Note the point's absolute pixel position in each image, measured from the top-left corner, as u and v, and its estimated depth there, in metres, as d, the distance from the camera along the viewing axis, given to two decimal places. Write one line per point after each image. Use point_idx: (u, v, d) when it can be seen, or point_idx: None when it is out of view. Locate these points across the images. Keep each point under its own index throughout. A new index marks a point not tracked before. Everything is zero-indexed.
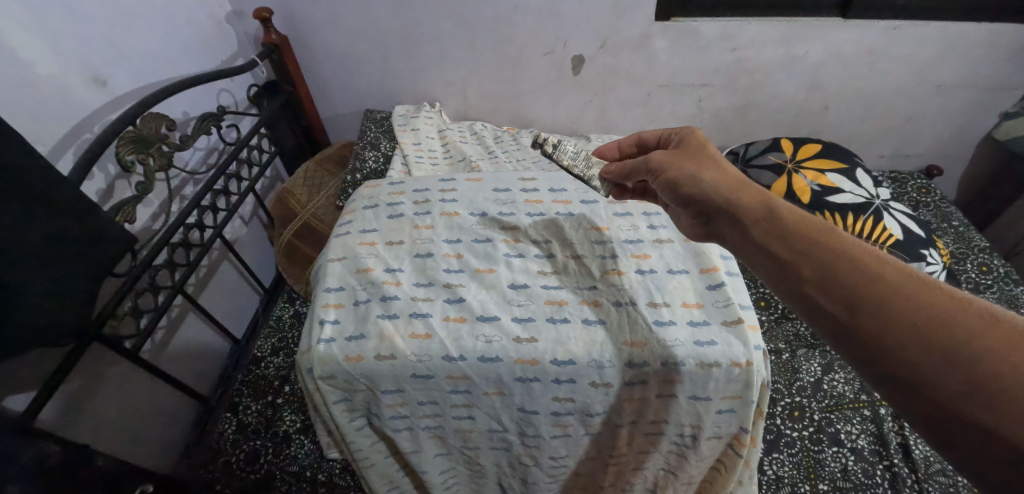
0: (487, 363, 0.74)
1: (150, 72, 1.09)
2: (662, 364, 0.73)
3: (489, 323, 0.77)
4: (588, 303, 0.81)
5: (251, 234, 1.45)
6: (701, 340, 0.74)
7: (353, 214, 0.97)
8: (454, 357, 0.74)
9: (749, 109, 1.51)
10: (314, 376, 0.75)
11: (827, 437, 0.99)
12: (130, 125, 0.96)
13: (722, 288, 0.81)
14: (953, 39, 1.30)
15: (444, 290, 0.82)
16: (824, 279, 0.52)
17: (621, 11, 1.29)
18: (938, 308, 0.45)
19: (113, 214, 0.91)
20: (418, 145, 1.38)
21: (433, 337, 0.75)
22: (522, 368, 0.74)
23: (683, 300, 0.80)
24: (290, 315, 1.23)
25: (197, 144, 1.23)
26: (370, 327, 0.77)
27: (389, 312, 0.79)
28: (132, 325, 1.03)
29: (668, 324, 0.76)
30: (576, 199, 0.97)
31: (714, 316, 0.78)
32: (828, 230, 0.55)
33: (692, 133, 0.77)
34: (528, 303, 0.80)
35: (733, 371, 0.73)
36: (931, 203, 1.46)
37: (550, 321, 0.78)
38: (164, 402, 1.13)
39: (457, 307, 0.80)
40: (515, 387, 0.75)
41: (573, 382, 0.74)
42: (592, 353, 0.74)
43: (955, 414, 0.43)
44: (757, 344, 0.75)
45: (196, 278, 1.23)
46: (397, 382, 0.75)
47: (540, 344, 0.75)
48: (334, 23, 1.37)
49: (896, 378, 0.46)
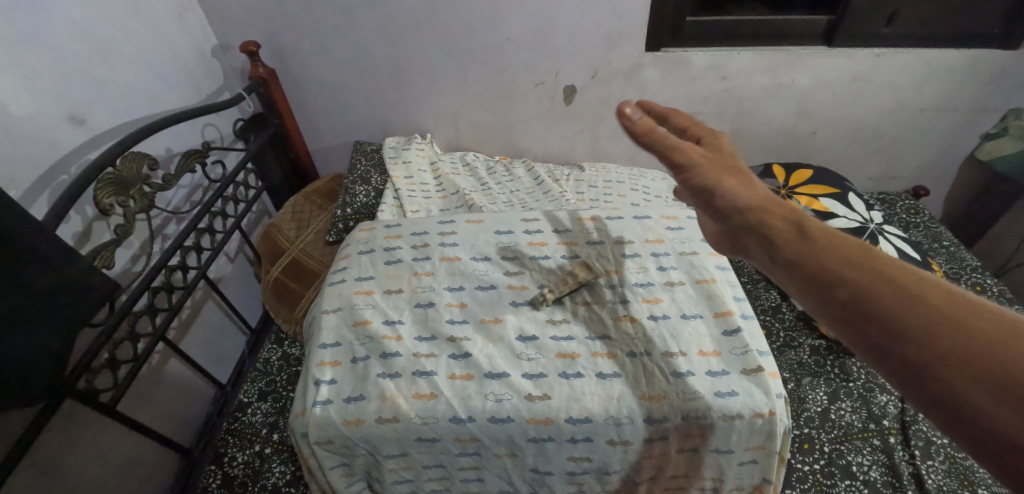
0: (498, 424, 0.70)
1: (131, 109, 1.05)
2: (682, 419, 0.71)
3: (497, 381, 0.74)
4: (601, 355, 0.77)
5: (237, 272, 1.40)
6: (721, 391, 0.72)
7: (348, 259, 0.94)
8: (461, 418, 0.70)
9: (740, 135, 1.52)
10: (310, 441, 0.70)
11: (839, 470, 0.96)
12: (109, 167, 0.91)
13: (738, 334, 0.79)
14: (933, 64, 1.33)
15: (448, 344, 0.79)
16: (864, 301, 0.45)
17: (611, 42, 1.30)
18: (1001, 340, 0.39)
19: (91, 258, 0.85)
20: (410, 179, 1.36)
21: (439, 397, 0.72)
22: (535, 428, 0.70)
23: (699, 348, 0.77)
24: (279, 357, 1.17)
25: (181, 181, 1.19)
26: (370, 387, 0.73)
27: (390, 371, 0.75)
28: (108, 377, 0.97)
29: (685, 375, 0.74)
30: (581, 240, 0.96)
31: (732, 364, 0.76)
32: (862, 248, 0.49)
33: (708, 131, 0.69)
34: (538, 357, 0.77)
35: (755, 423, 0.71)
36: (921, 223, 1.47)
37: (562, 377, 0.75)
38: (145, 458, 1.06)
39: (462, 363, 0.76)
40: (528, 447, 0.72)
41: (589, 441, 0.71)
42: (608, 409, 0.71)
43: (1017, 455, 0.37)
44: (778, 392, 0.73)
45: (179, 321, 1.17)
46: (400, 446, 0.71)
47: (553, 402, 0.72)
48: (324, 56, 1.36)
49: (953, 413, 0.39)
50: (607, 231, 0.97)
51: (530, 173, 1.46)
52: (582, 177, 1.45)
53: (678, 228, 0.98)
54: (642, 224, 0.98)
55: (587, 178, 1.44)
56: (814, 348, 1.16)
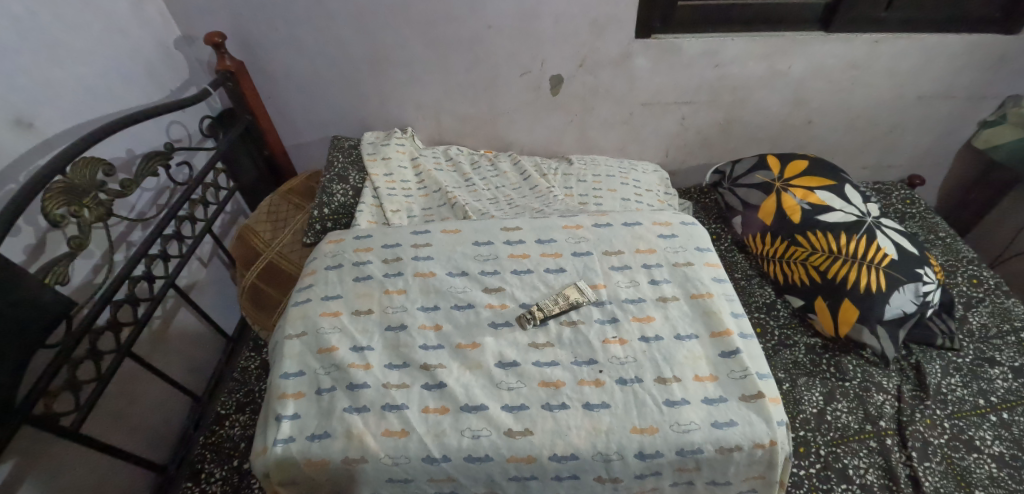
0: (476, 463, 0.66)
1: (86, 109, 0.97)
2: (677, 453, 0.67)
3: (475, 414, 0.69)
4: (588, 383, 0.73)
5: (210, 276, 1.34)
6: (719, 421, 0.69)
7: (315, 275, 0.88)
8: (436, 458, 0.66)
9: (733, 125, 1.47)
10: (271, 481, 0.67)
11: (835, 474, 0.93)
12: (58, 174, 0.83)
13: (737, 356, 0.75)
14: (934, 49, 1.28)
15: (422, 373, 0.74)
16: None
17: (600, 29, 1.24)
18: None
19: (41, 276, 0.78)
20: (389, 177, 1.30)
21: (410, 435, 0.67)
22: (516, 467, 0.67)
23: (695, 373, 0.74)
24: (256, 367, 1.12)
25: (145, 184, 1.12)
26: (335, 424, 0.68)
27: (357, 405, 0.70)
28: (70, 398, 0.90)
29: (680, 403, 0.71)
30: (566, 250, 0.91)
31: (730, 390, 0.72)
32: None
33: None
34: (519, 387, 0.73)
35: (755, 454, 0.68)
36: (916, 214, 1.44)
37: (545, 408, 0.70)
38: (116, 479, 1.01)
39: (437, 394, 0.72)
40: (509, 485, 0.68)
41: (576, 477, 0.68)
42: (595, 445, 0.67)
43: None
44: (780, 420, 0.70)
45: (148, 333, 1.11)
46: (372, 486, 0.67)
47: (536, 437, 0.68)
48: (295, 46, 1.28)
49: None
50: (594, 241, 0.92)
51: (516, 167, 1.40)
52: (570, 173, 1.39)
53: (670, 236, 0.93)
54: (631, 233, 0.94)
55: (575, 173, 1.39)
56: (810, 346, 1.14)
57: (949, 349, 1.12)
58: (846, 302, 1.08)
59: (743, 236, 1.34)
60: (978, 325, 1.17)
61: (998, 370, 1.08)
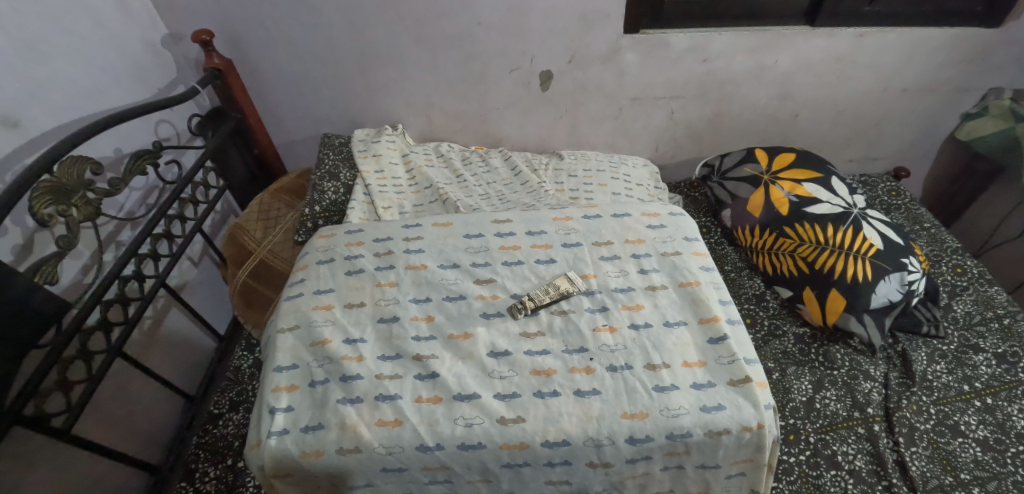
0: (468, 451, 0.67)
1: (73, 108, 0.96)
2: (668, 437, 0.69)
3: (468, 403, 0.70)
4: (578, 370, 0.74)
5: (202, 276, 1.33)
6: (708, 405, 0.70)
7: (306, 270, 0.88)
8: (429, 447, 0.67)
9: (722, 119, 1.48)
10: (265, 473, 0.67)
11: (824, 460, 0.94)
12: (46, 173, 0.83)
13: (725, 342, 0.76)
14: (917, 43, 1.31)
15: (414, 364, 0.75)
16: None
17: (589, 24, 1.24)
18: None
19: (30, 274, 0.77)
20: (380, 173, 1.30)
21: (404, 424, 0.68)
22: (510, 454, 0.67)
23: (684, 359, 0.75)
24: (249, 364, 1.11)
25: (134, 183, 1.11)
26: (328, 415, 0.69)
27: (351, 396, 0.71)
28: (61, 399, 0.90)
29: (669, 389, 0.72)
30: (557, 242, 0.92)
31: (718, 375, 0.73)
32: None
33: None
34: (511, 375, 0.73)
35: (743, 437, 0.69)
36: (902, 205, 1.46)
37: (537, 396, 0.71)
38: (108, 479, 1.00)
39: (430, 384, 0.72)
40: (503, 473, 0.69)
41: (568, 464, 0.69)
42: (587, 431, 0.68)
43: None
44: (767, 404, 0.71)
45: (140, 333, 1.10)
46: (366, 476, 0.67)
47: (529, 424, 0.68)
48: (284, 44, 1.27)
49: None
50: (584, 232, 0.93)
51: (506, 163, 1.41)
52: (561, 167, 1.40)
53: (659, 226, 0.94)
54: (621, 224, 0.95)
55: (566, 167, 1.40)
56: (798, 335, 1.16)
57: (934, 337, 1.15)
58: (834, 292, 1.10)
59: (731, 228, 1.35)
60: (963, 312, 1.19)
61: (983, 357, 1.10)
